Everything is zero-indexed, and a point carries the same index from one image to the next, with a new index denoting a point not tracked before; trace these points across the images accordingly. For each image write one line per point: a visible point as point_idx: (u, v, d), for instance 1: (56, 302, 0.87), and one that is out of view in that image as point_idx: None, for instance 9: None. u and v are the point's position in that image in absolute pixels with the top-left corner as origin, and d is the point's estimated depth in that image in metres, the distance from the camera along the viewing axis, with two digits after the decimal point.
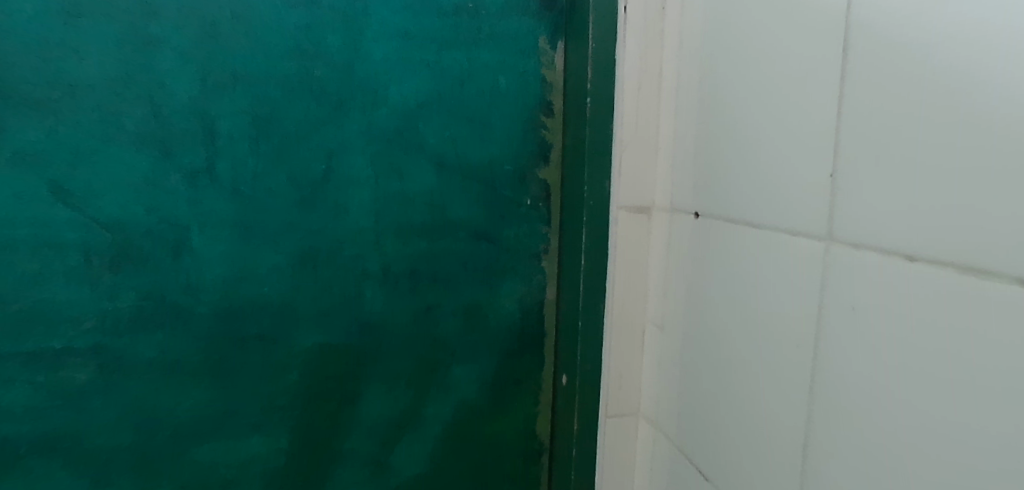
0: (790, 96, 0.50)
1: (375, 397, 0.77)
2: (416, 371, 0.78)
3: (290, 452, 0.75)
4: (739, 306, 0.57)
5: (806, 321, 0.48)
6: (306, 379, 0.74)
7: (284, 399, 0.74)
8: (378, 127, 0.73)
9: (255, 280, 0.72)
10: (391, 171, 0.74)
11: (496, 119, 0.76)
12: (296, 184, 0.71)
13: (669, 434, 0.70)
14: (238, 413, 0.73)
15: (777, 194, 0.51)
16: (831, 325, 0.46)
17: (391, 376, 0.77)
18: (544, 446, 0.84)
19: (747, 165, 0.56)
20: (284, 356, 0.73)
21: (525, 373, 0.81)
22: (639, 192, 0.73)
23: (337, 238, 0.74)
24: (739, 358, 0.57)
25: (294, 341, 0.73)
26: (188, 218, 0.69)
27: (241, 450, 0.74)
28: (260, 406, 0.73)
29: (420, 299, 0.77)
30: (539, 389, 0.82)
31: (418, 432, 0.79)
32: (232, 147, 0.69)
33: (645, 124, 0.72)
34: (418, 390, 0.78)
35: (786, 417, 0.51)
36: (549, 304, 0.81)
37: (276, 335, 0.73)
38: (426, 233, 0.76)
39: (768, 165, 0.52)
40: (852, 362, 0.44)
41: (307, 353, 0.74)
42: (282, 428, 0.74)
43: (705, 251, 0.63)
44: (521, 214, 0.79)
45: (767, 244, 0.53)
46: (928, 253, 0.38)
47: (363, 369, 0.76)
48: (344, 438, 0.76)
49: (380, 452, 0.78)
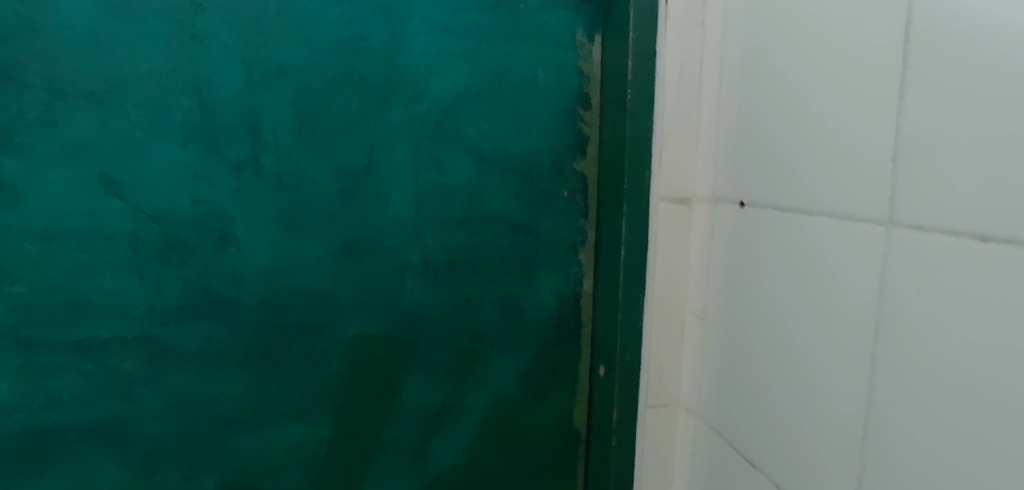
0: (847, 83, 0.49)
1: (416, 386, 0.77)
2: (455, 361, 0.78)
3: (332, 441, 0.76)
4: (792, 294, 0.56)
5: (866, 307, 0.48)
6: (348, 368, 0.75)
7: (326, 387, 0.75)
8: (419, 120, 0.73)
9: (298, 272, 0.73)
10: (432, 164, 0.75)
11: (534, 111, 0.76)
12: (338, 176, 0.72)
13: (712, 424, 0.70)
14: (280, 402, 0.74)
15: (834, 180, 0.51)
16: (893, 311, 0.46)
17: (431, 366, 0.77)
18: (581, 436, 0.84)
19: (799, 152, 0.55)
20: (326, 345, 0.74)
21: (562, 364, 0.82)
22: (680, 183, 0.72)
23: (378, 230, 0.74)
24: (791, 345, 0.57)
25: (335, 331, 0.74)
26: (233, 209, 0.70)
27: (283, 438, 0.74)
28: (303, 395, 0.74)
29: (459, 290, 0.77)
30: (576, 380, 0.82)
31: (457, 422, 0.79)
32: (277, 140, 0.70)
33: (686, 115, 0.71)
34: (457, 380, 0.78)
35: (844, 403, 0.51)
36: (586, 296, 0.81)
37: (318, 325, 0.74)
38: (465, 225, 0.77)
39: (824, 153, 0.52)
40: (916, 346, 0.44)
41: (348, 342, 0.75)
42: (324, 416, 0.75)
43: (752, 240, 0.62)
44: (559, 206, 0.79)
45: (823, 230, 0.52)
46: (997, 234, 0.38)
47: (404, 359, 0.76)
48: (385, 426, 0.77)
49: (420, 441, 0.78)
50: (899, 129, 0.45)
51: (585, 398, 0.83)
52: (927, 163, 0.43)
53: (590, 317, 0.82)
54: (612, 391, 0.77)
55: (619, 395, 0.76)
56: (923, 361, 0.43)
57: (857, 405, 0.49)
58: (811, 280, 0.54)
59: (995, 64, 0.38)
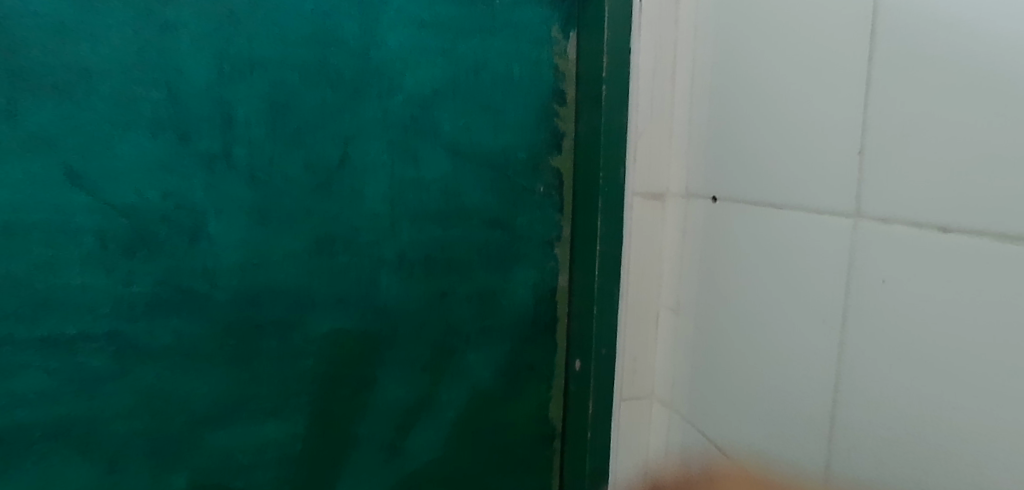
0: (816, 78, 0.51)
1: (391, 381, 0.77)
2: (431, 356, 0.78)
3: (306, 437, 0.75)
4: (761, 286, 0.58)
5: (834, 297, 0.49)
6: (322, 364, 0.74)
7: (300, 383, 0.74)
8: (394, 114, 0.73)
9: (272, 267, 0.72)
10: (407, 158, 0.74)
11: (510, 106, 0.77)
12: (312, 171, 0.72)
13: (684, 415, 0.71)
14: (253, 398, 0.73)
15: (802, 173, 0.52)
16: (860, 300, 0.47)
17: (407, 361, 0.77)
18: (557, 431, 0.84)
19: (768, 147, 0.56)
20: (300, 341, 0.74)
21: (537, 359, 0.82)
22: (654, 178, 0.74)
23: (354, 224, 0.74)
24: (760, 335, 0.58)
25: (310, 326, 0.74)
26: (204, 203, 0.69)
27: (257, 436, 0.74)
28: (277, 391, 0.74)
29: (435, 285, 0.77)
30: (551, 375, 0.83)
31: (433, 417, 0.79)
32: (249, 134, 0.69)
33: (660, 111, 0.73)
34: (433, 375, 0.78)
35: (813, 391, 0.52)
36: (562, 291, 0.82)
37: (292, 321, 0.73)
38: (440, 219, 0.77)
39: (793, 146, 0.53)
40: (881, 335, 0.45)
41: (323, 337, 0.74)
42: (299, 413, 0.74)
43: (722, 234, 0.64)
44: (535, 202, 0.80)
45: (791, 223, 0.54)
46: (960, 224, 0.39)
47: (379, 354, 0.76)
48: (361, 422, 0.77)
49: (395, 436, 0.78)
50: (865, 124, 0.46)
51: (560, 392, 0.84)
52: (891, 157, 0.44)
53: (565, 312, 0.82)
54: (587, 385, 0.77)
55: (594, 389, 0.77)
56: (888, 349, 0.45)
57: (825, 392, 0.51)
58: (780, 271, 0.55)
59: (958, 61, 0.39)
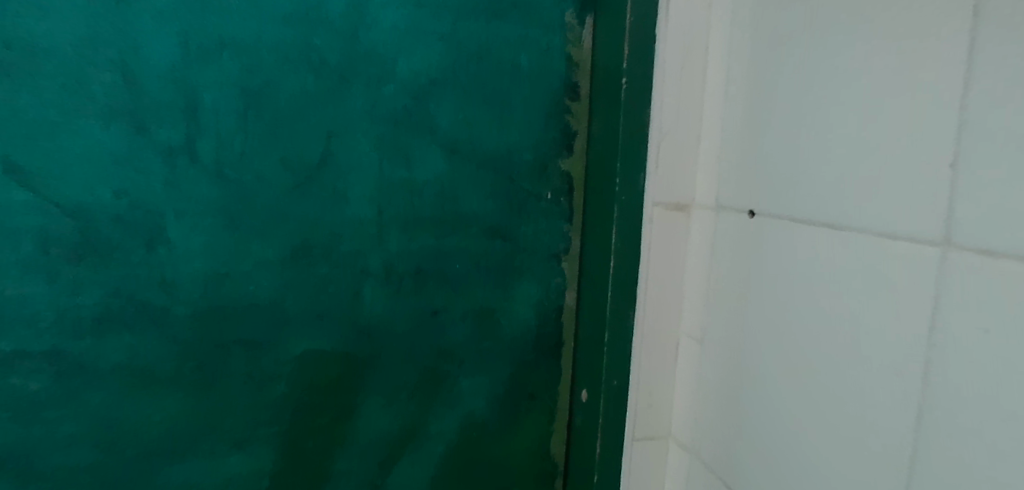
0: (886, 77, 0.42)
1: (373, 410, 0.68)
2: (420, 383, 0.69)
3: (274, 472, 0.66)
4: (811, 317, 0.49)
5: (916, 344, 0.40)
6: (295, 390, 0.65)
7: (269, 412, 0.65)
8: (384, 106, 0.64)
9: (240, 278, 0.62)
10: (399, 157, 0.65)
11: (517, 100, 0.67)
12: (289, 169, 0.62)
13: (707, 461, 0.62)
14: (215, 428, 0.64)
15: (870, 184, 0.43)
16: (953, 349, 0.38)
17: (392, 389, 0.68)
18: (559, 469, 0.76)
19: (822, 154, 0.47)
20: (270, 364, 0.64)
21: (539, 387, 0.73)
22: (676, 188, 0.64)
23: (334, 229, 0.64)
24: (809, 379, 0.49)
25: (283, 347, 0.64)
26: (163, 204, 0.60)
27: (219, 471, 0.65)
28: (242, 421, 0.64)
29: (427, 302, 0.68)
30: (554, 405, 0.74)
31: (419, 451, 0.70)
32: (217, 125, 0.60)
33: (686, 110, 0.63)
34: (422, 403, 0.69)
35: (882, 455, 0.43)
36: (569, 310, 0.73)
37: (262, 341, 0.64)
38: (435, 227, 0.67)
39: (857, 155, 0.44)
40: (982, 394, 0.37)
41: (298, 360, 0.65)
42: (267, 445, 0.65)
43: (761, 254, 0.55)
44: (542, 209, 0.70)
45: (855, 250, 0.45)
46: None
47: (361, 380, 0.67)
48: (338, 456, 0.67)
49: (377, 474, 0.69)
50: (960, 128, 0.38)
51: (563, 424, 0.75)
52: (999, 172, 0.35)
53: (571, 334, 0.74)
54: (596, 420, 0.68)
55: (603, 425, 0.67)
56: (993, 413, 0.36)
57: (899, 457, 0.42)
58: (838, 306, 0.46)
59: None
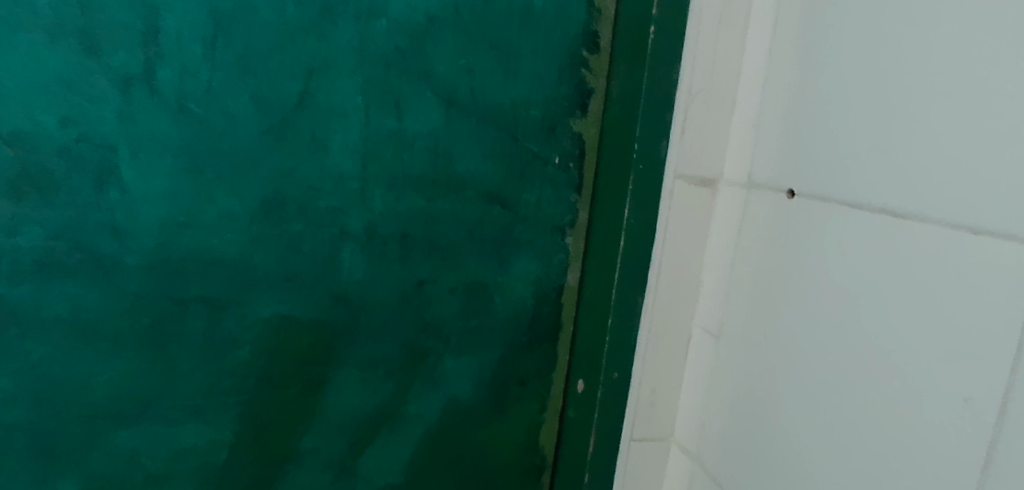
0: (1013, 33, 0.32)
1: (344, 385, 0.61)
2: (400, 359, 0.62)
3: (233, 446, 0.60)
4: (857, 320, 0.41)
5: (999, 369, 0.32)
6: (260, 359, 0.58)
7: (230, 382, 0.58)
8: (376, 44, 0.54)
9: (203, 228, 0.54)
10: (390, 106, 0.55)
11: (527, 50, 0.58)
12: (262, 110, 0.52)
13: (712, 470, 0.56)
14: (168, 394, 0.57)
15: (971, 170, 0.34)
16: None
17: (367, 363, 0.61)
18: (546, 462, 0.69)
19: (902, 128, 0.38)
20: (233, 327, 0.57)
21: (531, 372, 0.66)
22: (704, 160, 0.56)
23: (309, 184, 0.55)
24: (848, 391, 0.41)
25: (248, 309, 0.57)
26: (116, 139, 0.50)
27: (172, 440, 0.58)
28: (199, 389, 0.57)
29: (412, 271, 0.60)
30: (547, 393, 0.67)
31: (395, 432, 0.63)
32: (181, 52, 0.49)
33: (722, 70, 0.54)
34: (401, 382, 0.62)
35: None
36: (569, 290, 0.66)
37: (225, 301, 0.56)
38: (426, 187, 0.59)
39: (960, 133, 0.35)
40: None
41: (264, 326, 0.57)
42: (226, 416, 0.59)
43: (799, 240, 0.47)
44: (547, 175, 0.62)
45: (929, 246, 0.36)
46: None
47: (332, 353, 0.60)
48: (303, 433, 0.61)
49: (346, 454, 0.63)
50: None
51: (555, 414, 0.68)
52: None
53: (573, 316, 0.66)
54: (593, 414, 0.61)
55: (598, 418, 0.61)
56: None
57: None
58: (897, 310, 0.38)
59: None
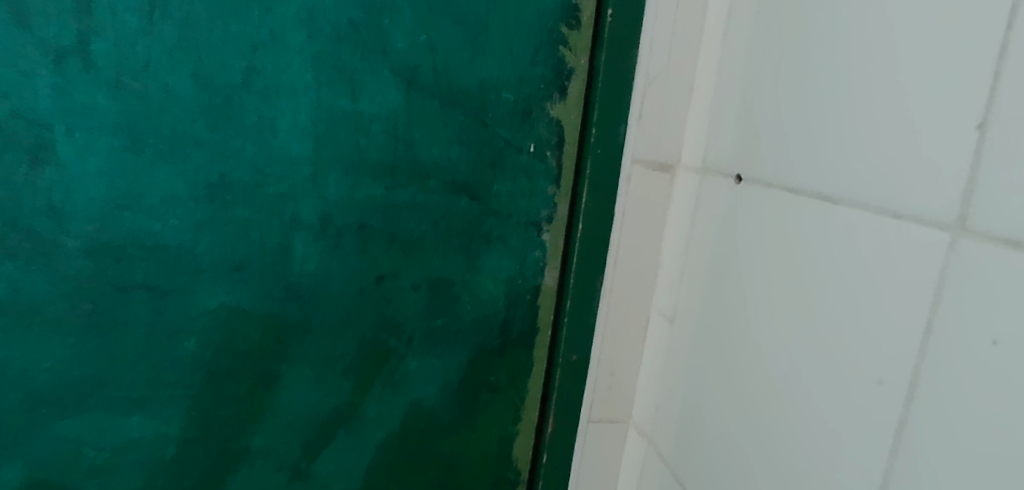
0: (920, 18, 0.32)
1: (295, 385, 0.61)
2: (357, 356, 0.61)
3: (180, 441, 0.59)
4: (791, 308, 0.41)
5: (902, 347, 0.32)
6: (209, 351, 0.58)
7: (178, 372, 0.58)
8: (325, 17, 0.52)
9: (146, 213, 0.53)
10: (344, 85, 0.54)
11: (497, 28, 0.56)
12: (205, 86, 0.52)
13: (664, 452, 0.56)
14: (112, 383, 0.56)
15: (885, 154, 0.34)
16: (941, 355, 0.30)
17: (321, 362, 0.61)
18: (520, 477, 0.69)
19: (856, 108, 0.36)
20: (179, 317, 0.56)
21: (507, 381, 0.66)
22: (661, 144, 0.56)
23: (258, 167, 0.54)
24: (782, 378, 0.41)
25: (195, 298, 0.56)
26: (51, 114, 0.49)
27: (118, 431, 0.58)
28: (145, 380, 0.57)
29: (371, 266, 0.59)
30: (521, 404, 0.66)
31: (355, 435, 0.63)
32: (117, 25, 0.49)
33: (679, 55, 0.54)
34: (360, 382, 0.62)
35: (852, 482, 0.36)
36: (547, 291, 0.64)
37: (168, 289, 0.56)
38: (384, 175, 0.57)
39: (875, 118, 0.35)
40: (967, 412, 0.29)
41: (210, 316, 0.57)
42: (172, 410, 0.58)
43: (746, 229, 0.46)
44: (520, 165, 0.59)
45: (847, 228, 0.36)
46: None
47: (287, 349, 0.60)
48: (255, 432, 0.61)
49: (301, 456, 0.63)
50: (989, 92, 0.28)
51: (529, 427, 0.67)
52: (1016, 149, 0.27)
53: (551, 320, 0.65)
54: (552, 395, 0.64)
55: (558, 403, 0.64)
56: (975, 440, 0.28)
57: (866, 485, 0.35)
58: (823, 295, 0.38)
59: None
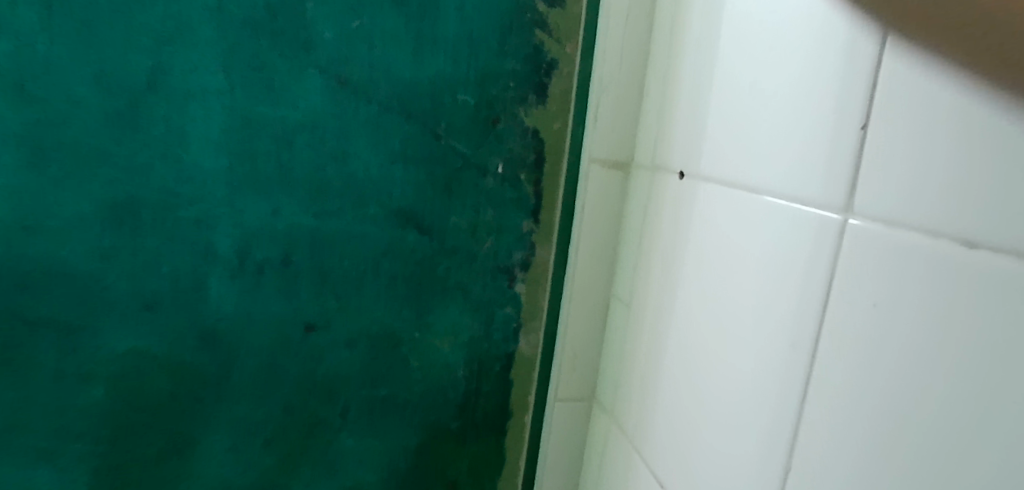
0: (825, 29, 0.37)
1: (214, 445, 0.64)
2: (292, 430, 0.65)
3: None
4: (725, 290, 0.46)
5: (806, 312, 0.38)
6: (114, 396, 0.61)
7: (83, 423, 0.61)
8: (238, 5, 0.54)
9: (50, 238, 0.56)
10: (262, 86, 0.56)
11: (446, 26, 0.58)
12: (110, 91, 0.54)
13: (623, 425, 0.61)
14: (24, 430, 0.60)
15: (795, 150, 0.40)
16: (855, 332, 0.34)
17: (242, 428, 0.64)
18: None
19: (773, 115, 0.42)
20: (83, 358, 0.59)
21: (469, 459, 0.70)
22: (618, 146, 0.62)
23: (166, 186, 0.57)
24: (718, 354, 0.47)
25: (102, 340, 0.59)
26: None
27: (29, 480, 0.61)
28: (53, 422, 0.60)
29: (300, 314, 0.62)
30: (490, 478, 0.71)
31: None
32: (19, 25, 0.52)
33: (626, 63, 0.61)
34: (292, 454, 0.66)
35: (767, 445, 0.41)
36: (521, 358, 0.69)
37: (74, 323, 0.58)
38: (310, 198, 0.60)
39: (786, 122, 0.41)
40: (852, 356, 0.35)
41: (116, 361, 0.60)
42: (81, 465, 0.62)
43: (687, 218, 0.52)
44: (483, 187, 0.63)
45: (766, 214, 0.42)
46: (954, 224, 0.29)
47: (206, 411, 0.63)
48: None
49: None
50: (868, 100, 0.34)
51: None
52: (886, 146, 0.33)
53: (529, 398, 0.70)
54: (522, 442, 0.71)
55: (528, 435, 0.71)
56: (860, 379, 0.34)
57: (779, 446, 0.40)
58: (749, 275, 0.44)
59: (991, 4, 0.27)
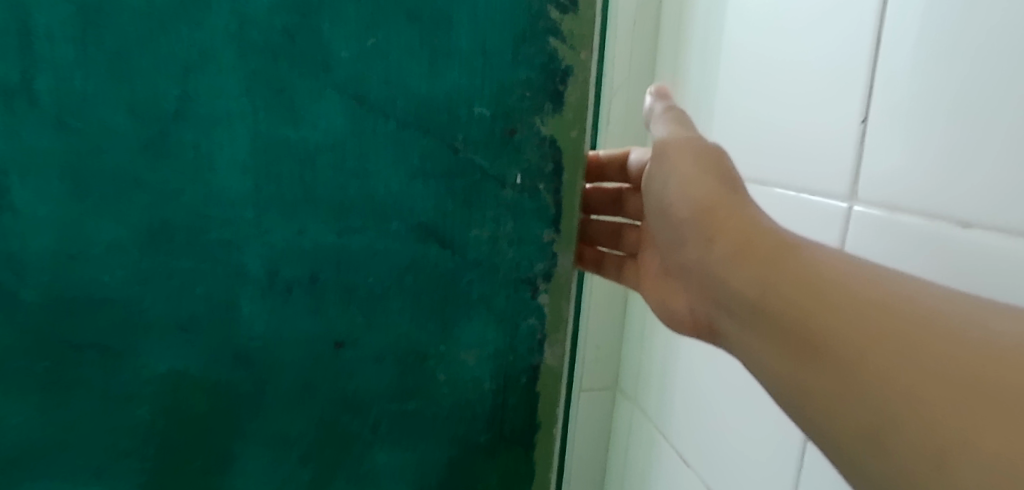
0: None
1: (252, 463, 0.63)
2: (322, 445, 0.62)
3: None
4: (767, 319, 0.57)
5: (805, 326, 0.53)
6: (157, 415, 0.61)
7: (130, 442, 0.61)
8: (257, 26, 0.53)
9: (89, 263, 0.57)
10: (282, 109, 0.55)
11: (463, 37, 0.55)
12: (141, 120, 0.54)
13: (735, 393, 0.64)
14: (74, 447, 0.61)
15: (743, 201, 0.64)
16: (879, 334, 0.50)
17: (275, 444, 0.62)
18: None
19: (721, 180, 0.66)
20: (125, 379, 0.60)
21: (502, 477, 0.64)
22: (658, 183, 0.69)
23: (197, 210, 0.57)
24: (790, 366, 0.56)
25: (143, 362, 0.60)
26: (10, 160, 0.55)
27: None
28: (99, 440, 0.61)
29: (328, 331, 0.60)
30: None
31: None
32: (54, 58, 0.53)
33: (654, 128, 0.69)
34: (324, 471, 0.63)
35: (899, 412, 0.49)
36: (548, 371, 0.63)
37: (117, 349, 0.59)
38: (335, 217, 0.58)
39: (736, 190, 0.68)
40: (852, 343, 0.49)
41: (160, 380, 0.60)
42: (128, 482, 0.62)
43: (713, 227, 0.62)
44: (504, 200, 0.58)
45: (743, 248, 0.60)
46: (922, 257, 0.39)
47: (242, 427, 0.62)
48: None
49: None
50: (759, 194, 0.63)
51: None
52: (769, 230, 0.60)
53: (557, 417, 0.65)
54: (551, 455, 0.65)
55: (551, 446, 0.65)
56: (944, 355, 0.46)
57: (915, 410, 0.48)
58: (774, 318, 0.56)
59: None
